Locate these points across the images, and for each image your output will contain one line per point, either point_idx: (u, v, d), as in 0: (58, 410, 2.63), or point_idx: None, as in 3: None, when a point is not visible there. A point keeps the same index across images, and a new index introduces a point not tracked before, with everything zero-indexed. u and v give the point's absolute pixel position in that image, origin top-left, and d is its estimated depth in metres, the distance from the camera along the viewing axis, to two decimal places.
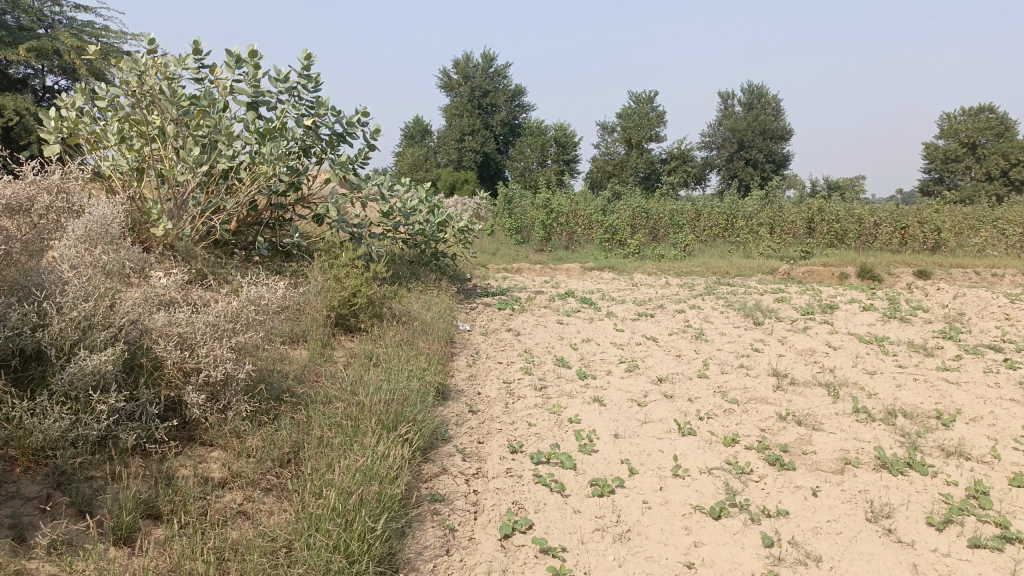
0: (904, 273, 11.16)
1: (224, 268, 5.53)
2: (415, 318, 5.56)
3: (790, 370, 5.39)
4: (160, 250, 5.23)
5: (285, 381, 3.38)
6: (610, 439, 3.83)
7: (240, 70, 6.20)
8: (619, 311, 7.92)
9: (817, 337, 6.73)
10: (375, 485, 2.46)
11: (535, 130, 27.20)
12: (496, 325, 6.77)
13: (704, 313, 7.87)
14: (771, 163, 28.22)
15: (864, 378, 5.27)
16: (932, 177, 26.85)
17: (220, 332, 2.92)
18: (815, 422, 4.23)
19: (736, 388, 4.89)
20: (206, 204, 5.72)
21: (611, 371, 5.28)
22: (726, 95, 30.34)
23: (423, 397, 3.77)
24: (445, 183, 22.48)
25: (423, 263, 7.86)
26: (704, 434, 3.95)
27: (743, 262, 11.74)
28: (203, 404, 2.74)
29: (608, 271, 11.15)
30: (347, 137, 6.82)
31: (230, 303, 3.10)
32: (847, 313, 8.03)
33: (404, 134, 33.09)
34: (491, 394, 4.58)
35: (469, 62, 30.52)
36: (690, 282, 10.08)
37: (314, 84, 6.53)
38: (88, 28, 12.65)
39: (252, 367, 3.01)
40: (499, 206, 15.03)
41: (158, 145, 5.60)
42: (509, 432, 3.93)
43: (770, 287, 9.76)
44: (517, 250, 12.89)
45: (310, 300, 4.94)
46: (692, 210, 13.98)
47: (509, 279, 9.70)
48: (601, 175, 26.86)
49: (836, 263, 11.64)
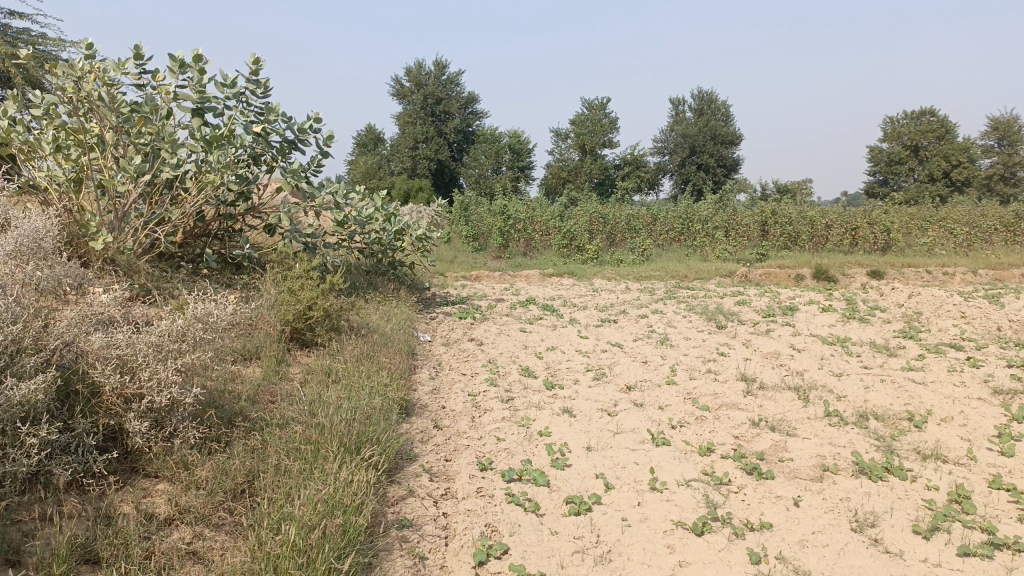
0: (858, 273, 11.29)
1: (169, 282, 5.25)
2: (374, 331, 5.36)
3: (759, 374, 5.31)
4: (100, 265, 4.93)
5: (237, 403, 3.16)
6: (583, 452, 3.69)
7: (185, 75, 5.93)
8: (582, 317, 7.81)
9: (781, 339, 6.70)
10: (340, 517, 2.27)
11: (489, 137, 27.10)
12: (458, 335, 6.59)
13: (667, 317, 7.80)
14: (721, 167, 28.58)
15: (832, 380, 5.23)
16: (876, 179, 27.50)
17: (164, 353, 2.69)
18: (789, 427, 4.15)
19: (706, 394, 4.80)
20: (149, 215, 5.44)
21: (578, 380, 5.14)
22: (676, 101, 30.69)
23: (387, 415, 3.58)
24: (399, 192, 22.25)
25: (381, 272, 7.65)
26: (679, 444, 3.83)
27: (700, 265, 11.76)
28: (147, 433, 2.51)
29: (568, 276, 11.05)
30: (299, 143, 6.59)
31: (175, 321, 2.88)
32: (807, 314, 8.05)
33: (357, 142, 32.68)
34: (456, 408, 4.40)
35: (420, 70, 30.27)
36: (650, 286, 10.04)
37: (263, 89, 6.29)
38: (23, 34, 12.05)
39: (201, 390, 2.79)
40: (455, 214, 14.85)
41: (97, 155, 5.30)
42: (477, 448, 3.76)
43: (729, 290, 9.76)
44: (474, 257, 12.73)
45: (263, 314, 4.71)
46: (649, 215, 13.98)
47: (468, 287, 9.52)
48: (555, 181, 26.87)
49: (792, 264, 11.74)
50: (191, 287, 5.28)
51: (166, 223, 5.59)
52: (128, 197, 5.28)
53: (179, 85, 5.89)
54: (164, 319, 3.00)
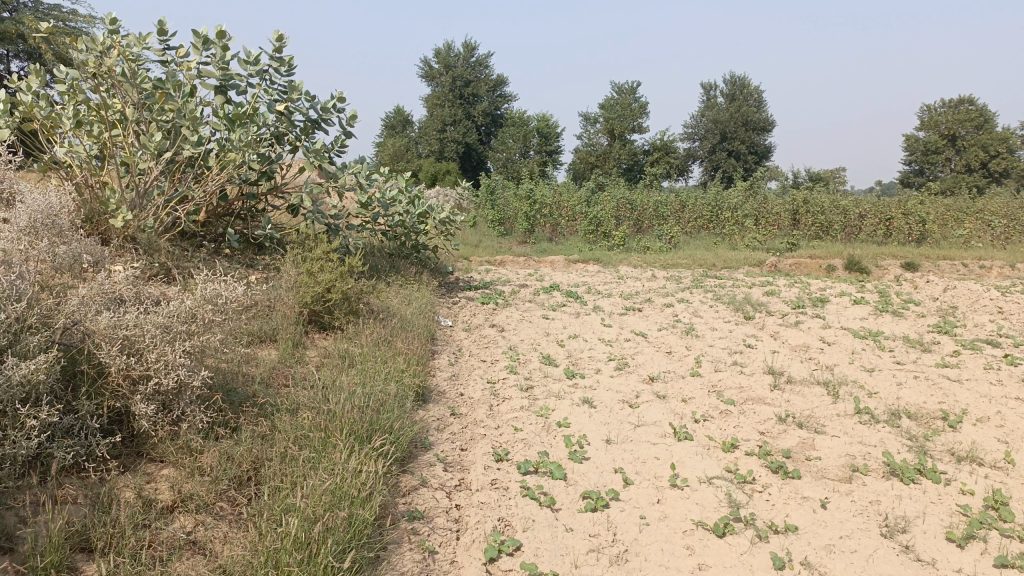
0: (892, 265, 11.01)
1: (190, 261, 5.21)
2: (393, 315, 5.28)
3: (787, 368, 5.16)
4: (119, 242, 4.90)
5: (249, 387, 3.09)
6: (602, 445, 3.58)
7: (208, 52, 5.87)
8: (606, 305, 7.68)
9: (810, 331, 6.52)
10: (345, 509, 2.20)
11: (517, 121, 26.88)
12: (479, 320, 6.50)
13: (693, 307, 7.64)
14: (753, 154, 28.11)
15: (863, 375, 5.06)
16: (912, 169, 26.88)
17: (172, 335, 2.62)
18: (817, 424, 4.01)
19: (731, 387, 4.66)
20: (171, 193, 5.40)
21: (600, 370, 5.03)
22: (708, 86, 30.21)
23: (401, 402, 3.49)
24: (426, 174, 22.17)
25: (404, 255, 7.56)
26: (702, 439, 3.71)
27: (729, 254, 11.54)
28: (154, 415, 2.45)
29: (593, 263, 10.90)
30: (322, 123, 6.51)
31: (186, 301, 2.81)
32: (838, 306, 7.84)
33: (385, 124, 32.64)
34: (474, 395, 4.31)
35: (449, 52, 30.09)
36: (676, 275, 9.86)
37: (287, 67, 6.21)
38: (54, 12, 12.12)
39: (210, 373, 2.72)
40: (481, 198, 14.72)
41: (119, 131, 5.26)
42: (494, 438, 3.67)
43: (758, 280, 9.56)
44: (500, 242, 12.62)
45: (281, 295, 4.65)
46: (677, 202, 13.76)
47: (491, 272, 9.42)
48: (584, 166, 26.59)
49: (823, 254, 11.48)
50: (211, 267, 5.24)
51: (188, 201, 5.55)
52: (149, 174, 5.23)
53: (202, 62, 5.83)
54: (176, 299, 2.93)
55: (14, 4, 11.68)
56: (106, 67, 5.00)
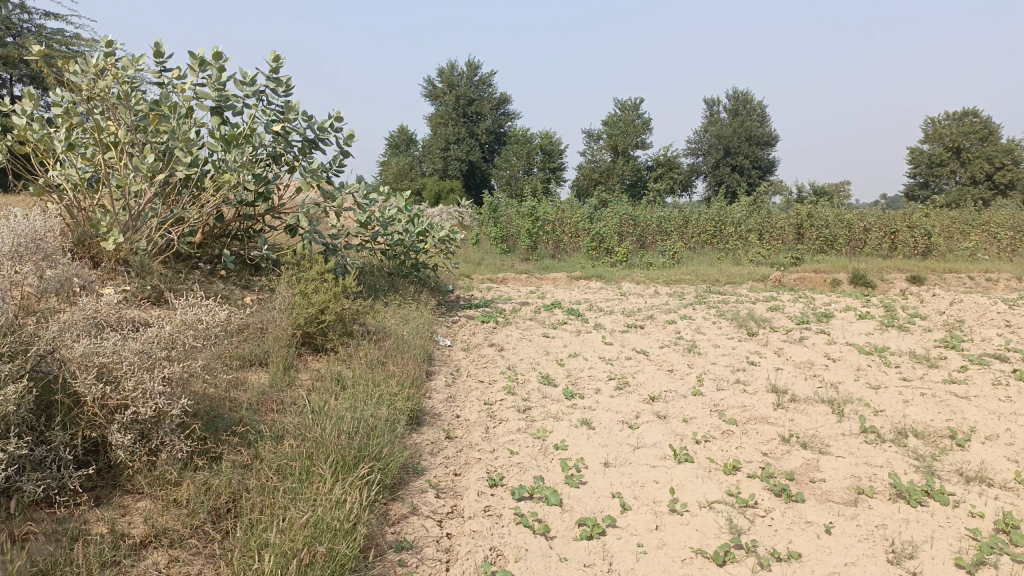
0: (897, 279, 10.90)
1: (183, 283, 5.15)
2: (390, 335, 5.21)
3: (791, 386, 5.06)
4: (111, 266, 4.85)
5: (235, 414, 3.02)
6: (600, 468, 3.49)
7: (204, 73, 5.84)
8: (608, 322, 7.59)
9: (815, 347, 6.42)
10: (325, 543, 2.11)
11: (520, 138, 26.91)
12: (478, 339, 6.42)
13: (696, 323, 7.55)
14: (756, 169, 28.05)
15: (869, 393, 4.95)
16: (917, 182, 26.78)
17: (152, 362, 2.55)
18: (822, 444, 3.90)
19: (733, 406, 4.56)
20: (165, 215, 5.34)
21: (600, 390, 4.94)
22: (711, 101, 30.25)
23: (393, 427, 3.41)
24: (430, 193, 22.16)
25: (403, 275, 7.49)
26: (703, 461, 3.61)
27: (733, 269, 11.45)
28: (131, 445, 2.38)
29: (596, 280, 10.82)
30: (319, 143, 6.47)
31: (167, 326, 2.74)
32: (843, 321, 7.74)
33: (388, 144, 32.74)
34: (470, 417, 4.22)
35: (452, 71, 30.22)
36: (680, 291, 9.77)
37: (284, 87, 6.18)
38: (57, 36, 12.20)
39: (190, 400, 2.64)
40: (484, 216, 14.67)
41: (113, 154, 5.21)
42: (489, 462, 3.58)
43: (762, 295, 9.46)
44: (502, 259, 12.56)
45: (275, 317, 4.59)
46: (680, 217, 13.69)
47: (493, 290, 9.35)
48: (587, 183, 26.55)
49: (828, 269, 11.38)
50: (205, 289, 5.18)
51: (182, 223, 5.49)
52: (143, 197, 5.17)
53: (197, 83, 5.80)
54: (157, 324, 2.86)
55: (15, 29, 11.68)
56: (98, 90, 4.96)
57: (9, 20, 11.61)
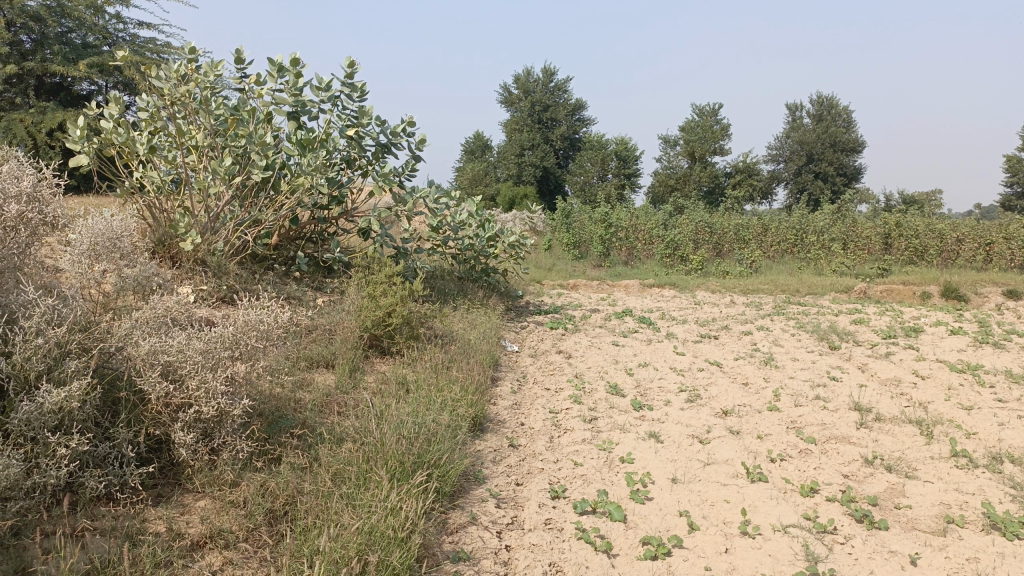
0: (993, 293, 10.29)
1: (258, 283, 5.25)
2: (457, 339, 5.18)
3: (875, 404, 4.79)
4: (188, 266, 4.97)
5: (299, 415, 3.02)
6: (667, 484, 3.35)
7: (282, 79, 5.95)
8: (680, 331, 7.39)
9: (902, 364, 6.08)
10: (377, 554, 2.07)
11: (595, 144, 26.69)
12: (546, 346, 6.33)
13: (774, 335, 7.27)
14: (841, 176, 27.06)
15: (961, 414, 4.64)
16: (1014, 191, 25.37)
17: (216, 361, 2.56)
18: (908, 468, 3.66)
19: (812, 424, 4.34)
20: (242, 217, 5.41)
21: (669, 402, 4.78)
22: (794, 107, 29.44)
23: (455, 433, 3.36)
24: (504, 198, 22.20)
25: (473, 279, 7.47)
26: (777, 481, 3.43)
27: (814, 279, 11.04)
28: (193, 443, 2.40)
29: (669, 288, 10.59)
30: (392, 147, 6.51)
31: (231, 327, 2.75)
32: (933, 337, 7.33)
33: (464, 149, 33.04)
34: (535, 426, 4.14)
35: (528, 77, 30.31)
36: (757, 301, 9.46)
37: (359, 93, 6.25)
38: (150, 44, 12.74)
39: (252, 401, 2.64)
40: (557, 221, 14.57)
41: (193, 157, 5.33)
42: (552, 473, 3.48)
43: (845, 307, 9.07)
44: (574, 265, 12.45)
45: (343, 320, 4.61)
46: (759, 225, 13.30)
47: (564, 296, 9.26)
48: (662, 189, 26.13)
49: (917, 281, 10.85)
50: (278, 289, 5.26)
51: (259, 225, 5.56)
52: (221, 199, 5.28)
53: (276, 89, 5.92)
54: (223, 324, 2.88)
55: (112, 38, 12.19)
56: (180, 94, 5.10)
57: (106, 30, 12.13)
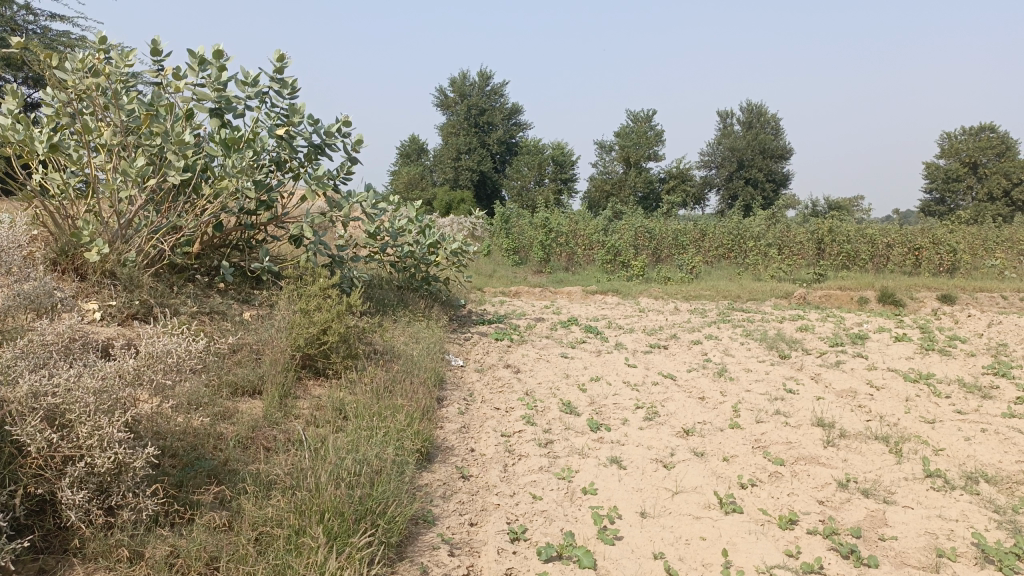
0: (927, 297, 10.41)
1: (178, 295, 4.76)
2: (398, 357, 4.79)
3: (838, 419, 4.60)
4: (94, 278, 4.45)
5: (219, 455, 2.74)
6: (636, 519, 3.06)
7: (204, 73, 5.46)
8: (629, 341, 7.14)
9: (855, 374, 5.95)
10: None
11: (532, 149, 26.56)
12: (493, 360, 5.96)
13: (724, 344, 7.09)
14: (771, 182, 27.56)
15: (925, 430, 4.50)
16: (933, 198, 26.18)
17: (113, 402, 2.13)
18: (885, 492, 3.47)
19: (778, 443, 4.11)
20: (159, 223, 4.90)
21: (627, 421, 4.49)
22: (725, 113, 29.94)
23: (401, 470, 2.98)
24: (441, 203, 21.79)
25: (413, 288, 7.06)
26: (753, 512, 3.17)
27: (755, 285, 10.99)
28: (85, 504, 1.98)
29: (612, 294, 10.39)
30: (325, 148, 6.08)
31: (133, 359, 2.34)
32: (879, 344, 7.27)
33: (400, 153, 32.47)
34: (486, 453, 3.78)
35: (465, 81, 29.95)
36: (701, 308, 9.33)
37: (290, 89, 5.80)
38: (63, 38, 11.93)
39: (156, 449, 2.23)
40: (495, 226, 14.27)
41: (102, 157, 4.78)
42: (509, 509, 3.15)
43: (788, 313, 9.00)
44: (515, 271, 12.17)
45: (272, 337, 4.17)
46: (697, 231, 13.26)
47: (506, 304, 8.93)
48: (599, 195, 26.08)
49: (853, 286, 10.93)
50: (200, 303, 4.78)
51: (178, 232, 5.05)
52: (134, 204, 4.75)
53: (197, 84, 5.43)
54: (120, 353, 2.44)
55: (22, 29, 11.28)
56: (85, 86, 4.60)
57: (15, 22, 11.27)
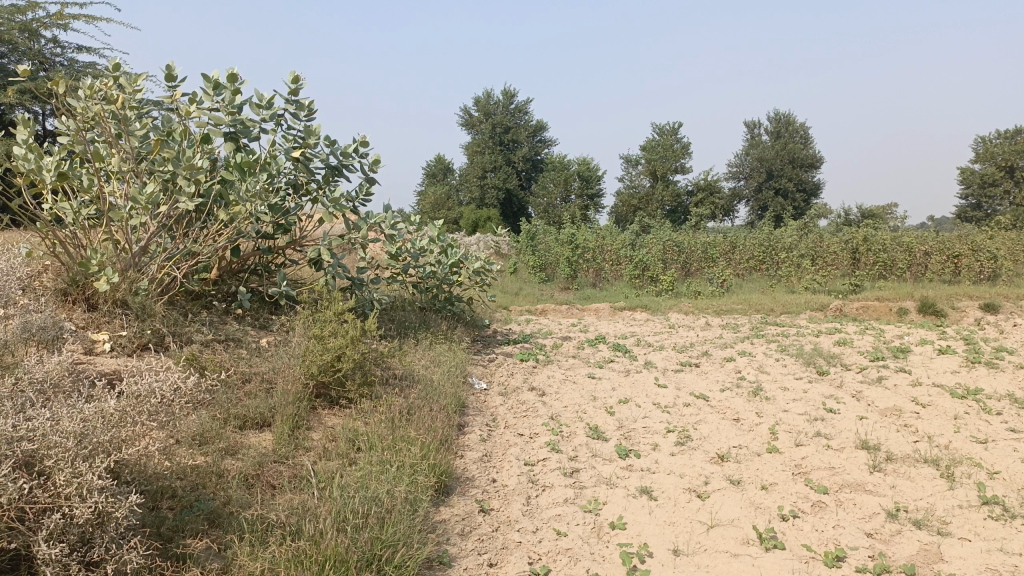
0: (970, 306, 10.02)
1: (193, 322, 4.65)
2: (418, 382, 4.62)
3: (883, 441, 4.33)
4: (104, 308, 4.34)
5: (220, 496, 2.60)
6: (669, 558, 2.87)
7: (218, 96, 5.38)
8: (659, 359, 6.90)
9: (898, 390, 5.65)
10: None
11: (557, 165, 26.40)
12: (517, 382, 5.77)
13: (758, 361, 6.82)
14: (802, 192, 27.08)
15: (978, 451, 4.21)
16: (969, 203, 25.53)
17: (93, 447, 1.99)
18: (939, 523, 3.21)
19: (820, 468, 3.86)
20: (174, 250, 4.78)
21: (658, 446, 4.26)
22: (752, 124, 29.59)
23: (415, 508, 2.81)
24: (467, 222, 21.69)
25: (435, 309, 6.90)
26: (795, 548, 2.97)
27: (788, 298, 10.67)
28: (63, 558, 1.81)
29: (641, 310, 10.14)
30: (343, 169, 5.97)
31: (115, 400, 2.20)
32: (922, 357, 6.94)
33: (426, 173, 32.51)
34: (508, 484, 3.58)
35: (489, 99, 29.93)
36: (733, 322, 9.04)
37: (305, 111, 5.70)
38: (88, 68, 12.00)
39: (140, 499, 2.08)
40: (521, 243, 14.09)
41: (115, 184, 4.69)
42: (532, 547, 2.95)
43: (825, 327, 8.69)
44: (541, 289, 11.97)
45: (285, 366, 4.02)
46: (727, 244, 12.96)
47: (532, 323, 8.73)
48: (626, 209, 25.81)
49: (892, 296, 10.57)
50: (216, 330, 4.66)
51: (192, 258, 4.93)
52: (147, 231, 4.64)
53: (211, 108, 5.35)
54: (102, 394, 2.30)
55: (49, 61, 11.36)
56: (95, 113, 4.53)
57: (41, 54, 11.36)
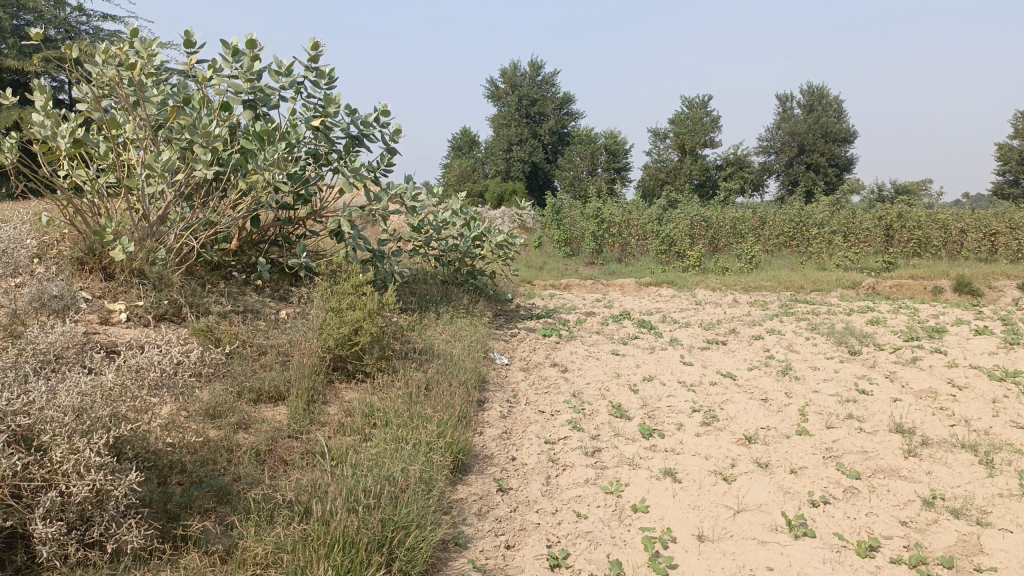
0: (1008, 286, 9.71)
1: (211, 292, 4.59)
2: (437, 356, 4.53)
3: (919, 425, 4.16)
4: (120, 278, 4.28)
5: (228, 472, 2.53)
6: (693, 544, 2.77)
7: (237, 63, 5.26)
8: (684, 337, 6.74)
9: (934, 372, 5.46)
10: None
11: (584, 138, 26.05)
12: (540, 358, 5.66)
13: (788, 339, 6.64)
14: (834, 167, 26.51)
15: (1019, 437, 4.04)
16: (1006, 180, 24.83)
17: (92, 423, 1.92)
18: (979, 512, 3.06)
19: (852, 452, 3.71)
20: (192, 219, 4.71)
21: (683, 426, 4.13)
22: (784, 97, 28.95)
23: (430, 488, 2.72)
24: (493, 195, 21.53)
25: (458, 282, 6.79)
26: (826, 536, 2.85)
27: (819, 275, 10.43)
28: (60, 537, 1.76)
29: (667, 286, 9.96)
30: (364, 139, 5.85)
31: (114, 373, 2.12)
32: (958, 337, 6.72)
33: (451, 146, 32.33)
34: (528, 462, 3.49)
35: (516, 71, 29.55)
36: (762, 299, 8.84)
37: (326, 79, 5.58)
38: (115, 37, 11.96)
39: (141, 476, 2.02)
40: (546, 217, 13.93)
41: (131, 153, 4.61)
42: (550, 529, 2.86)
43: (857, 305, 8.46)
44: (566, 263, 11.83)
45: (303, 338, 3.94)
46: (756, 219, 12.70)
47: (556, 297, 8.60)
48: (653, 183, 25.46)
49: (926, 274, 10.28)
50: (234, 301, 4.60)
51: (211, 228, 4.86)
52: (164, 200, 4.55)
53: (230, 76, 5.23)
54: (104, 366, 2.23)
55: (76, 31, 11.31)
56: (112, 79, 4.43)
57: (68, 24, 11.33)
